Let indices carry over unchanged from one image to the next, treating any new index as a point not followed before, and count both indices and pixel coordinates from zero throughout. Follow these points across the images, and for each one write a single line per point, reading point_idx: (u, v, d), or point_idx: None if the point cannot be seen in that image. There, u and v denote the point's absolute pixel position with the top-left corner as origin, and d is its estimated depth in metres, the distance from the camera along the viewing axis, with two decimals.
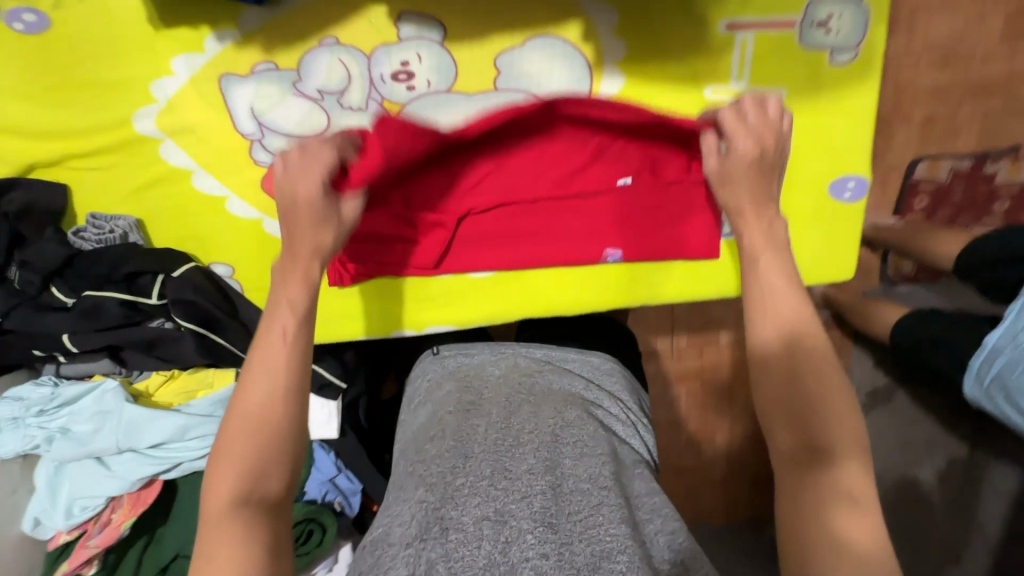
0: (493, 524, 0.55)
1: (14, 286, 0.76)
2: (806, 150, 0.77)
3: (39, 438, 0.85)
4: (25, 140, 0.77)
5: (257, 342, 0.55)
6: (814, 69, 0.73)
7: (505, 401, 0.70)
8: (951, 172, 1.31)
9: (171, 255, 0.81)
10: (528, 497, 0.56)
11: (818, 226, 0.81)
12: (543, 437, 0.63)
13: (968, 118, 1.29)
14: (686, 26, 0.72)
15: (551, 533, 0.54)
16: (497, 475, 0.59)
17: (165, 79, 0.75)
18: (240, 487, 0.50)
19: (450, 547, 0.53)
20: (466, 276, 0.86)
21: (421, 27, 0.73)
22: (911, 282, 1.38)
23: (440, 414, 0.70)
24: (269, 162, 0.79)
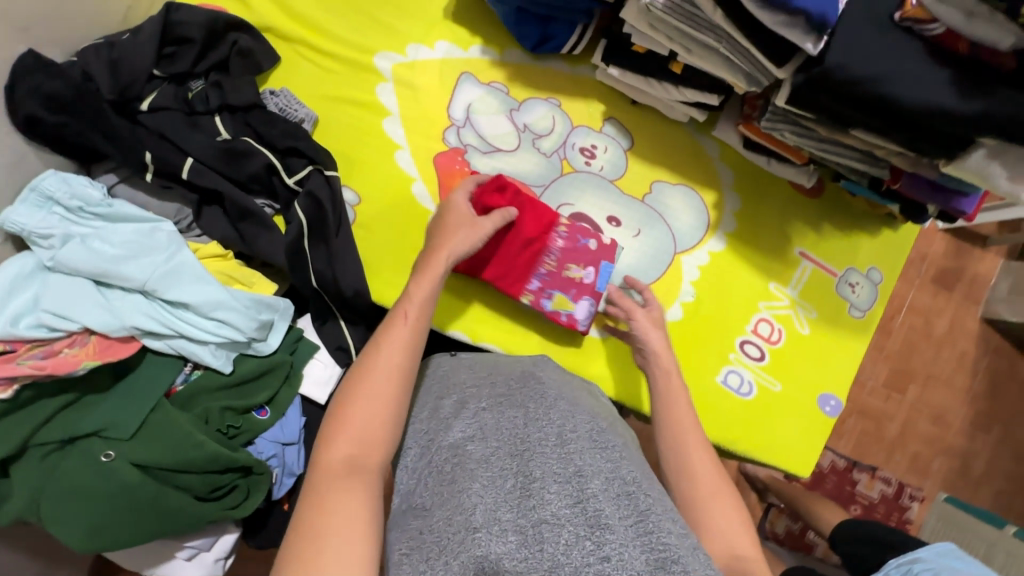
0: (550, 524, 0.51)
1: (187, 95, 0.79)
2: (811, 360, 1.01)
3: (54, 232, 0.75)
4: (283, 16, 0.87)
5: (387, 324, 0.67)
6: (837, 310, 1.02)
7: (541, 396, 0.68)
8: (831, 463, 1.50)
9: (326, 154, 0.84)
10: (580, 499, 0.53)
11: (804, 424, 0.99)
12: (585, 438, 0.61)
13: (851, 429, 1.54)
14: (777, 238, 1.00)
15: (607, 537, 0.50)
16: (548, 478, 0.56)
17: (423, 48, 0.91)
18: (350, 448, 0.57)
19: (512, 547, 0.50)
20: (515, 305, 0.93)
21: (618, 132, 0.96)
22: (776, 540, 1.45)
23: (474, 410, 0.70)
24: (453, 145, 0.91)
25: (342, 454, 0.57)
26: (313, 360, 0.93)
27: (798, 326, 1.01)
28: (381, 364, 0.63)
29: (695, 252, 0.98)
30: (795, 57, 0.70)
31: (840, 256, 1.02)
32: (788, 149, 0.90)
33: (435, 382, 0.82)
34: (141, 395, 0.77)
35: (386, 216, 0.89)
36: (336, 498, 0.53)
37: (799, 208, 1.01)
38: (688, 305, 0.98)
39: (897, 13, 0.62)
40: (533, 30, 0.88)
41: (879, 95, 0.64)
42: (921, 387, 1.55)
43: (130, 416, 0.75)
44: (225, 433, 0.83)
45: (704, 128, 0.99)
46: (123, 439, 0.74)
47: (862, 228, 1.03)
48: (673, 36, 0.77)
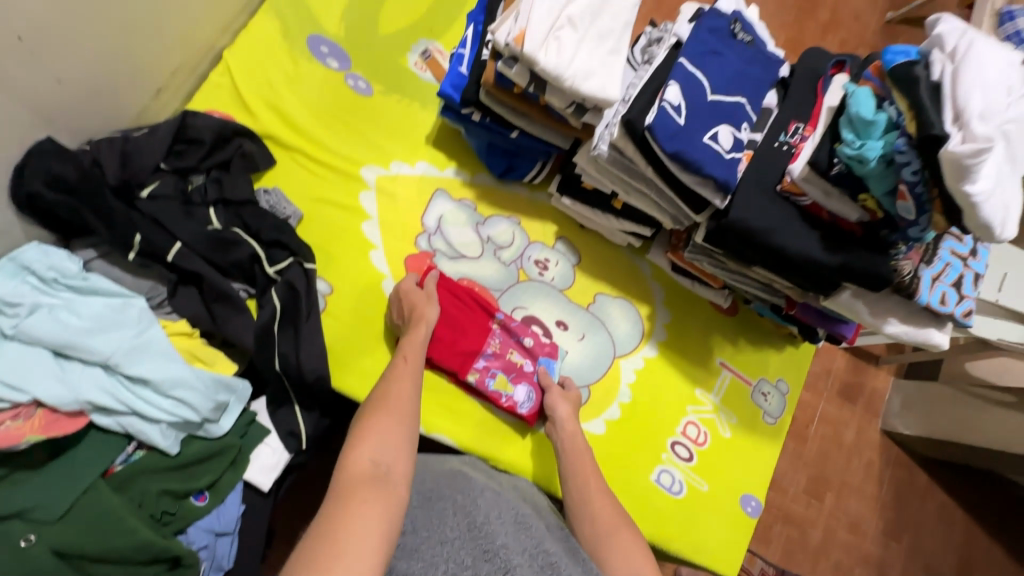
0: None
1: (188, 187, 0.88)
2: (733, 462, 1.11)
3: (23, 300, 0.75)
4: (283, 124, 0.98)
5: (391, 366, 0.81)
6: (753, 417, 1.15)
7: (469, 488, 0.72)
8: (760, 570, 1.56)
9: (307, 248, 0.92)
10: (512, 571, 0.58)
11: (728, 525, 1.07)
12: (511, 523, 0.65)
13: (778, 534, 1.62)
14: (700, 349, 1.15)
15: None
16: (477, 562, 0.59)
17: (405, 165, 1.04)
18: (374, 454, 0.66)
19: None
20: (465, 397, 0.99)
21: (568, 249, 1.11)
22: None
23: (403, 509, 0.69)
24: (423, 248, 1.02)
25: (361, 461, 0.65)
26: (261, 444, 0.92)
27: (721, 430, 1.12)
28: (393, 391, 0.75)
29: (631, 357, 1.11)
30: (707, 208, 0.88)
31: (753, 367, 1.18)
32: (706, 276, 1.08)
33: None
34: (76, 474, 0.74)
35: (355, 308, 0.96)
36: (358, 502, 0.59)
37: (718, 324, 1.17)
38: (625, 405, 1.08)
39: (779, 186, 0.82)
40: (500, 162, 1.05)
41: (771, 244, 0.81)
42: (836, 495, 1.68)
43: (59, 496, 0.72)
44: (158, 519, 0.80)
45: (639, 251, 1.16)
46: (48, 521, 0.70)
47: (770, 345, 1.20)
48: (615, 182, 0.95)
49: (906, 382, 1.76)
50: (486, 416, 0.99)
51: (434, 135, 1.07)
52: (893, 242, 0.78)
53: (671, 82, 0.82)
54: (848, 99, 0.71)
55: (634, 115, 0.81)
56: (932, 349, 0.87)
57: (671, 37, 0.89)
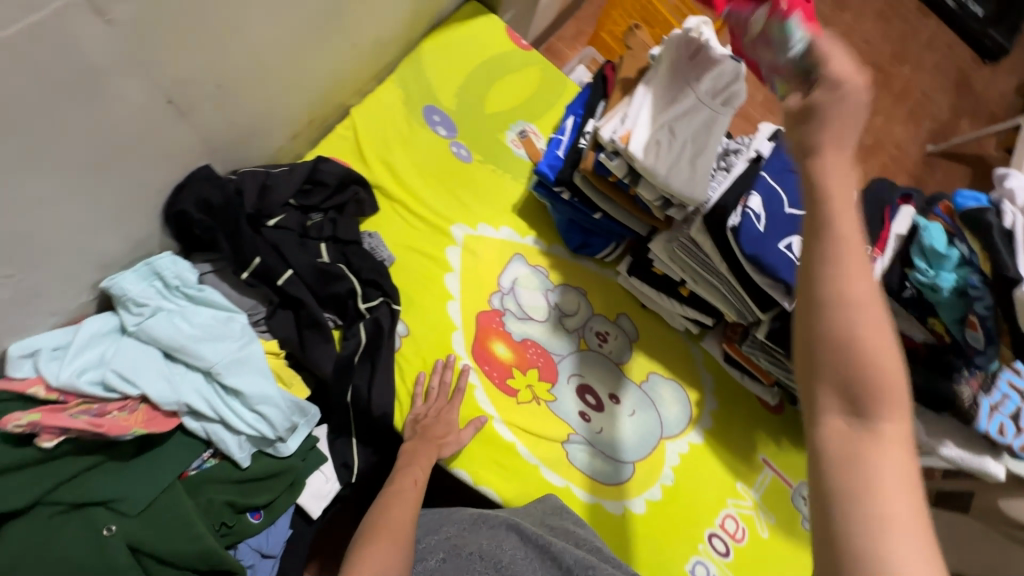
0: None
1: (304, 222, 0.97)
2: (770, 565, 1.09)
3: (148, 302, 0.83)
4: (389, 178, 1.09)
5: (388, 488, 0.84)
6: (792, 520, 1.14)
7: (494, 526, 0.80)
8: None
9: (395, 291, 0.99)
10: None
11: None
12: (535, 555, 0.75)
13: None
14: (744, 442, 1.17)
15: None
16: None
17: (490, 227, 1.13)
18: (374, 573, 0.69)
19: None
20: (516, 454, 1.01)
21: (626, 326, 1.17)
22: None
23: (434, 557, 0.74)
24: (495, 306, 1.09)
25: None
26: (318, 470, 0.94)
27: (759, 528, 1.11)
28: (387, 520, 0.78)
29: (677, 440, 1.13)
30: (772, 307, 0.95)
31: (794, 468, 1.18)
32: (759, 369, 1.13)
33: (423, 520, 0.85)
34: (159, 473, 0.77)
35: (427, 352, 1.01)
36: None
37: (763, 421, 1.20)
38: (667, 487, 1.08)
39: None
40: (576, 237, 1.14)
41: None
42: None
43: (143, 490, 0.75)
44: (217, 530, 0.82)
45: (694, 338, 1.21)
46: (128, 514, 0.73)
47: None
48: (685, 271, 1.02)
49: (937, 510, 1.72)
50: (533, 477, 1.01)
51: (519, 204, 1.17)
52: (955, 364, 0.82)
53: (754, 192, 0.91)
54: (922, 232, 0.77)
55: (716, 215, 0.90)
56: (988, 479, 0.87)
57: (751, 150, 0.99)
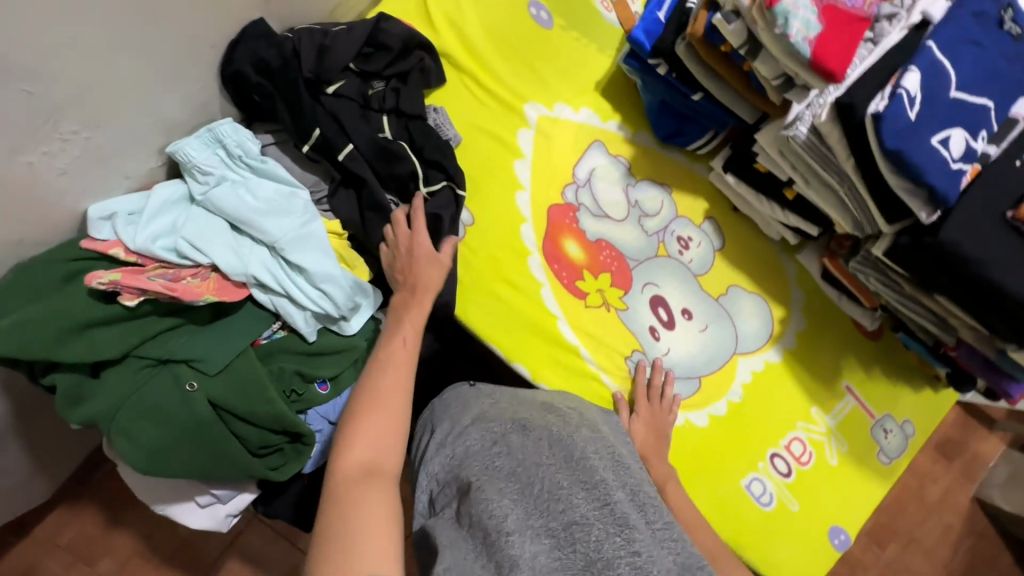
0: (578, 527, 0.59)
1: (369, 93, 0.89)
2: (830, 491, 1.05)
3: (212, 171, 0.81)
4: (458, 43, 0.97)
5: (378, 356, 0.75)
6: (865, 451, 1.07)
7: (563, 417, 0.76)
8: None
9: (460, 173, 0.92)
10: (607, 505, 0.60)
11: (812, 541, 1.02)
12: (605, 455, 0.70)
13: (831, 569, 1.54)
14: (827, 365, 1.07)
15: (636, 532, 0.58)
16: (575, 487, 0.63)
17: (567, 108, 1.00)
18: (363, 453, 0.63)
19: (547, 547, 0.58)
20: (578, 352, 0.95)
21: (714, 231, 1.05)
22: None
23: (499, 424, 0.74)
24: (568, 200, 0.99)
25: (357, 461, 0.63)
26: (380, 352, 0.96)
27: (827, 454, 1.05)
28: (383, 387, 0.70)
29: (752, 357, 1.04)
30: (904, 219, 0.78)
31: (881, 400, 1.08)
32: (862, 292, 0.99)
33: (454, 402, 0.85)
34: (234, 339, 0.80)
35: (491, 244, 0.95)
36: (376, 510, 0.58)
37: (854, 345, 1.08)
38: (733, 403, 1.03)
39: (1010, 212, 0.72)
40: (668, 123, 0.99)
41: (981, 275, 0.73)
42: (901, 547, 1.55)
43: (219, 354, 0.79)
44: (289, 396, 0.86)
45: (789, 250, 1.07)
46: (208, 373, 0.77)
47: (907, 382, 1.09)
48: (799, 170, 0.86)
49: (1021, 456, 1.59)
50: (593, 377, 0.95)
51: (603, 82, 1.03)
52: None
53: (913, 67, 0.70)
54: None
55: (858, 100, 0.72)
56: None
57: (915, 13, 0.76)
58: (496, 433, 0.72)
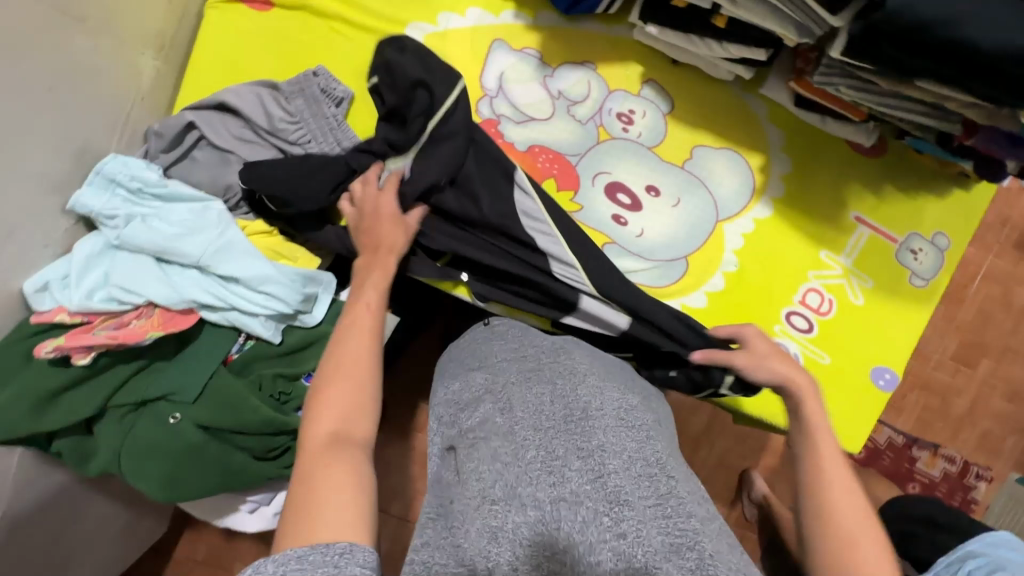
0: (569, 506, 0.57)
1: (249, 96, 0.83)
2: (865, 335, 0.95)
3: (118, 212, 0.80)
4: None
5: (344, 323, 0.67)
6: (897, 280, 0.95)
7: (573, 372, 0.71)
8: (888, 440, 1.43)
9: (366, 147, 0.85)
10: (601, 477, 0.58)
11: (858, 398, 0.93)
12: (609, 417, 0.65)
13: (914, 403, 1.44)
14: (828, 203, 0.94)
15: (625, 515, 0.56)
16: (570, 454, 0.61)
17: (453, 16, 0.89)
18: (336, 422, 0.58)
19: (531, 519, 0.57)
20: None
21: (658, 95, 0.92)
22: None
23: (503, 381, 0.73)
24: (486, 116, 0.89)
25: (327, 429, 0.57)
26: None
27: (852, 297, 0.95)
28: (347, 354, 0.63)
29: (738, 219, 0.94)
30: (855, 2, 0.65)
31: (902, 220, 0.95)
32: (843, 106, 0.84)
33: (471, 354, 0.82)
34: (202, 364, 0.82)
35: None
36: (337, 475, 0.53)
37: (854, 167, 0.94)
38: (730, 274, 0.93)
39: None
40: None
41: (963, 42, 0.58)
42: (994, 362, 1.44)
43: (191, 382, 0.81)
44: (277, 399, 0.87)
45: (750, 86, 0.93)
46: (187, 402, 0.80)
47: (929, 191, 0.95)
48: None
49: None
50: None
51: None
52: None
53: None
54: None
55: None
56: None
57: None
58: (501, 395, 0.71)
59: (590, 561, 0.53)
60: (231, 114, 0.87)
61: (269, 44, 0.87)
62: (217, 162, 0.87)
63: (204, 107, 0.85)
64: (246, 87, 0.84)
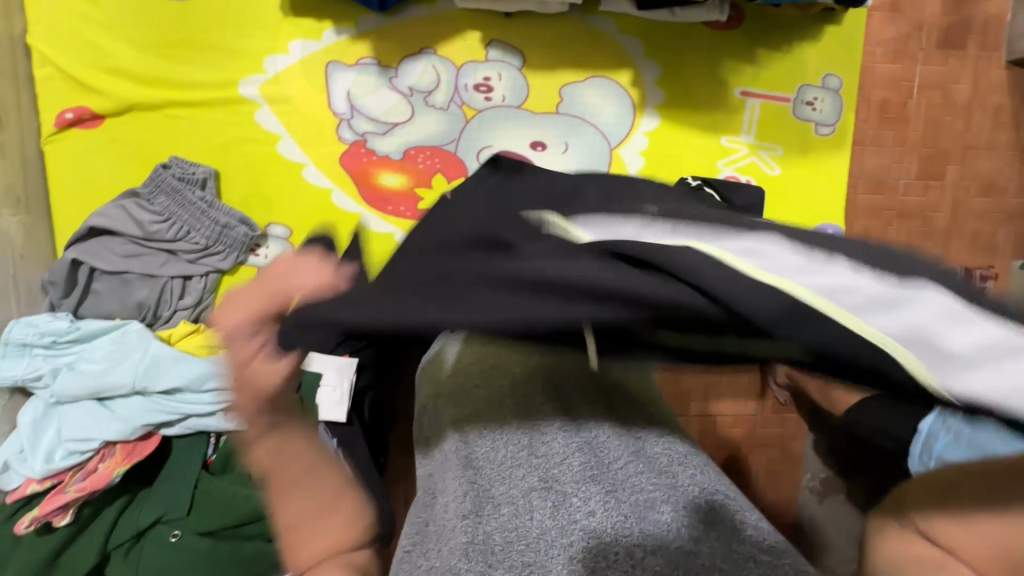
0: (540, 492, 0.51)
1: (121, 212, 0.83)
2: (793, 196, 0.94)
3: (44, 370, 0.81)
4: (131, 84, 0.85)
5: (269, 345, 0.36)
6: (805, 135, 0.94)
7: None
8: None
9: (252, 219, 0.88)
10: (567, 452, 0.53)
11: None
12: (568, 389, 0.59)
13: (899, 235, 1.42)
14: (711, 89, 0.93)
15: (597, 487, 0.50)
16: (532, 435, 0.55)
17: (279, 57, 0.87)
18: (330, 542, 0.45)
19: (504, 518, 0.51)
20: None
21: (506, 52, 0.90)
22: None
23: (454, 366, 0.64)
24: (351, 140, 0.89)
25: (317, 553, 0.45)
26: (320, 387, 0.97)
27: (766, 169, 0.94)
28: None
29: (630, 140, 0.92)
30: None
31: (787, 76, 0.93)
32: None
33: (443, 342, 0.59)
34: (182, 476, 0.84)
35: None
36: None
37: (722, 44, 0.92)
38: None
39: None
40: None
41: None
42: (961, 165, 1.42)
43: (178, 497, 0.83)
44: None
45: (590, 7, 0.91)
46: (182, 516, 0.82)
47: (803, 36, 0.93)
48: None
49: None
50: None
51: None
52: None
53: None
54: None
55: None
56: None
57: None
58: (461, 393, 0.60)
59: (564, 545, 0.48)
60: (110, 235, 0.87)
61: (120, 155, 0.86)
62: (119, 286, 0.86)
63: (81, 239, 0.85)
64: (113, 203, 0.84)
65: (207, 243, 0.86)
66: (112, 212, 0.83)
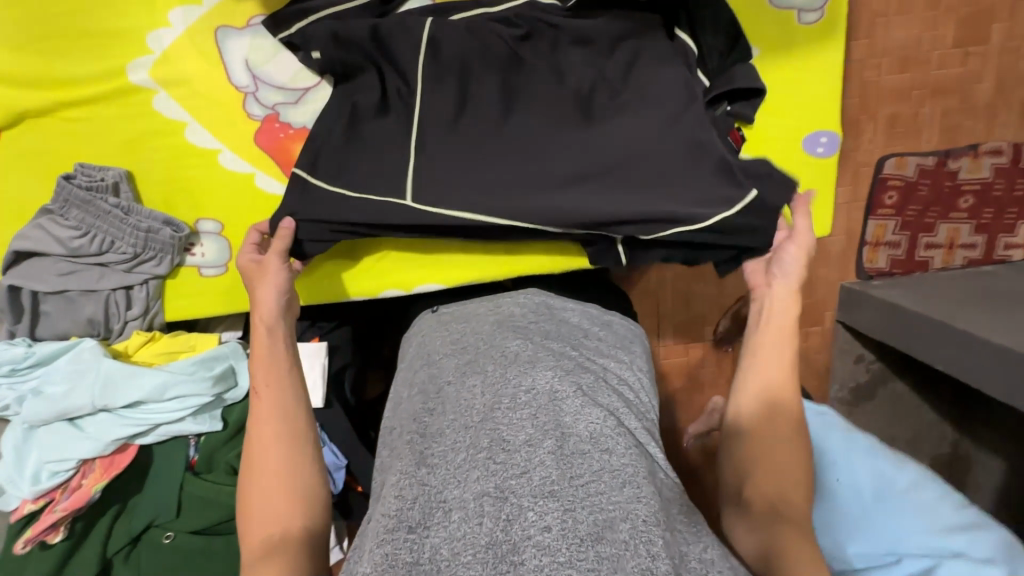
0: (494, 500, 0.50)
1: (42, 228, 0.79)
2: (787, 100, 0.85)
3: (10, 398, 0.81)
4: (14, 89, 0.78)
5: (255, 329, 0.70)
6: (785, 25, 0.83)
7: (496, 346, 0.65)
8: (918, 169, 1.23)
9: (178, 221, 0.83)
10: (527, 471, 0.51)
11: (815, 185, 0.86)
12: (538, 398, 0.57)
13: (931, 117, 1.22)
14: None
15: (553, 502, 0.49)
16: (494, 449, 0.54)
17: (162, 32, 0.79)
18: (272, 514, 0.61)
19: (454, 528, 0.49)
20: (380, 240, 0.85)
21: None
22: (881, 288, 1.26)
23: (438, 385, 0.63)
24: (262, 116, 0.82)
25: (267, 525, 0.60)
26: None
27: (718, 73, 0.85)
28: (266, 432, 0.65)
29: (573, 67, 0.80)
30: None
31: None
32: None
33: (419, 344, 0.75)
34: (166, 481, 0.85)
35: (255, 224, 0.85)
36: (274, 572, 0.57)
37: None
38: None
39: None
40: None
41: None
42: (1009, 22, 1.18)
43: (164, 502, 0.85)
44: None
45: None
46: (172, 519, 0.85)
47: None
48: None
49: None
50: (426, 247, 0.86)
51: None
52: None
53: None
54: None
55: None
56: None
57: None
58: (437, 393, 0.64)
59: (513, 560, 0.46)
60: (40, 256, 0.83)
61: (27, 169, 0.81)
62: (65, 305, 0.84)
63: (11, 265, 0.81)
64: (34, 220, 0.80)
65: (136, 251, 0.81)
66: (31, 228, 0.79)
